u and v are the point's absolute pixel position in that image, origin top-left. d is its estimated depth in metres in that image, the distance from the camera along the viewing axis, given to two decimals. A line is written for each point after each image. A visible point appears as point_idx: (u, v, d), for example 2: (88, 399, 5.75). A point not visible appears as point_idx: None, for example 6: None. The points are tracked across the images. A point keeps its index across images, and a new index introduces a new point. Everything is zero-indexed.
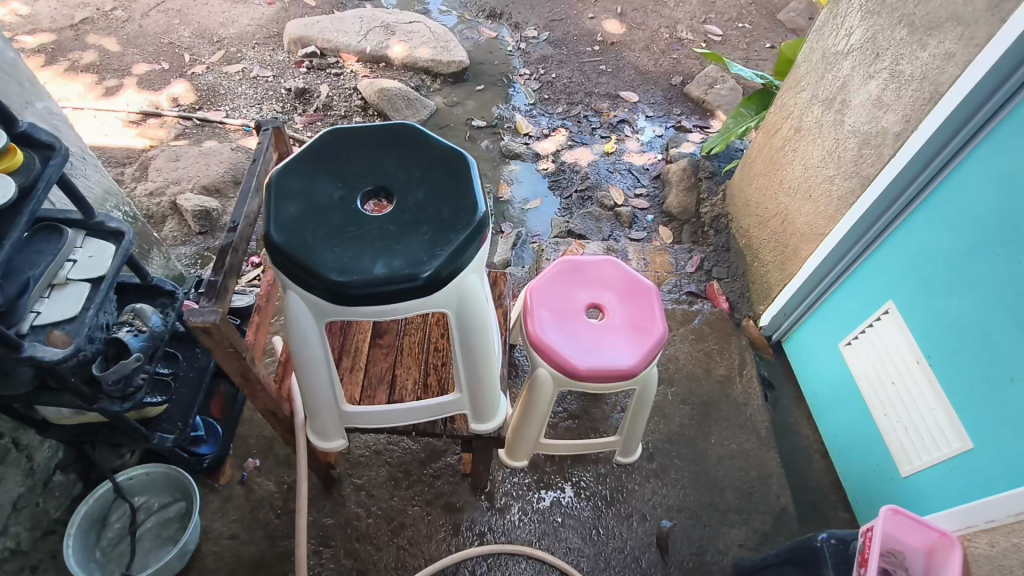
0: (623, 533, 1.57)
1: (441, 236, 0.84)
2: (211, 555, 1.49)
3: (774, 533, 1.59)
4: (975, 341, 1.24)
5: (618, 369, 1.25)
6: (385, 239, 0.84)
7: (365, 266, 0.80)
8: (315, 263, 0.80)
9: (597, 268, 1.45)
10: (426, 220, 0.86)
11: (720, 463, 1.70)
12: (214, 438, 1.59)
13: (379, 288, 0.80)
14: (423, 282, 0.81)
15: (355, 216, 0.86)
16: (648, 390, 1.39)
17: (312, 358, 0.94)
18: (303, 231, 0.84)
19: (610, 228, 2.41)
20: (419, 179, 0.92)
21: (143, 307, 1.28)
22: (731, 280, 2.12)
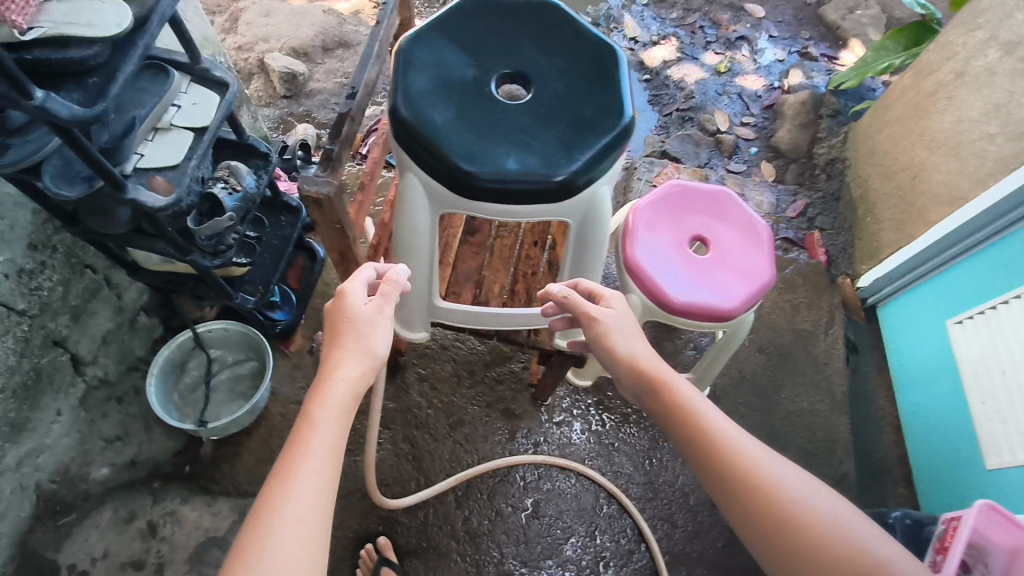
0: (676, 468, 1.56)
1: (581, 135, 0.76)
2: (278, 416, 1.56)
3: None
4: None
5: (713, 311, 1.18)
6: (521, 131, 0.76)
7: (499, 160, 0.74)
8: (445, 149, 0.73)
9: (708, 196, 1.32)
10: (565, 114, 0.78)
11: (788, 419, 1.64)
12: (289, 305, 1.61)
13: (512, 187, 0.73)
14: (557, 187, 0.73)
15: (489, 100, 0.78)
16: (738, 334, 1.31)
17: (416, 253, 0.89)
18: (433, 109, 0.76)
19: (709, 155, 2.25)
20: (560, 64, 0.82)
21: (238, 165, 1.24)
22: (835, 232, 1.95)
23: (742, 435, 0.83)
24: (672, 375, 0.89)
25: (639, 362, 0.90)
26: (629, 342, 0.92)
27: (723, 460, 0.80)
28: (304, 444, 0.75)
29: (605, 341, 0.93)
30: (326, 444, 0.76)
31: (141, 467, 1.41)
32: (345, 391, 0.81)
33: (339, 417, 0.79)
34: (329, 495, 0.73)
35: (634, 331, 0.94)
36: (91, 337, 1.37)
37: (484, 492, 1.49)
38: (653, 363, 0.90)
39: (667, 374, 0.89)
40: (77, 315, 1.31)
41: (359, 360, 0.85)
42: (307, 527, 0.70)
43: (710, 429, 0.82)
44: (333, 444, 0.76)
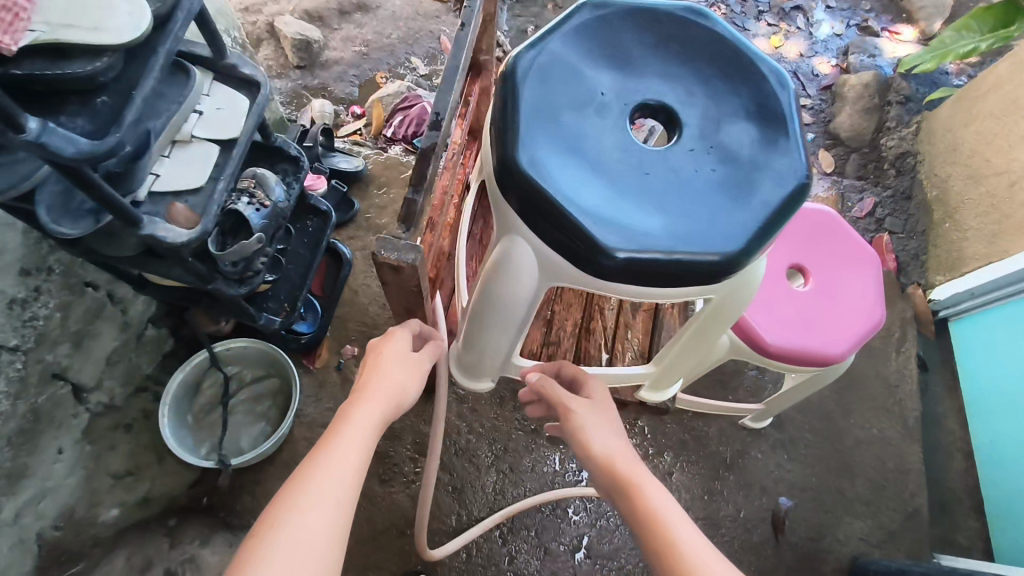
0: (738, 501, 1.45)
1: (740, 209, 0.67)
2: (304, 441, 1.41)
3: (900, 533, 1.47)
4: None
5: (815, 356, 1.02)
6: (668, 194, 0.67)
7: (644, 231, 0.64)
8: (583, 217, 0.63)
9: (804, 217, 1.14)
10: (720, 179, 0.69)
11: (856, 447, 1.53)
12: (314, 316, 1.45)
13: (657, 266, 0.63)
14: (710, 271, 0.64)
15: (631, 155, 0.69)
16: (830, 374, 1.16)
17: (511, 319, 0.77)
18: (565, 165, 0.66)
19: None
20: (714, 119, 0.73)
21: (266, 174, 1.04)
22: (906, 236, 1.80)
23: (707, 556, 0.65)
24: (643, 475, 0.75)
25: (610, 459, 0.77)
26: (596, 436, 0.80)
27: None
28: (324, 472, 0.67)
29: (575, 433, 0.82)
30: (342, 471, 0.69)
31: (155, 503, 1.27)
32: (366, 428, 0.75)
33: (361, 452, 0.72)
34: (351, 494, 0.67)
35: (605, 422, 0.83)
36: (95, 361, 1.20)
37: (532, 528, 1.37)
38: (623, 459, 0.77)
39: (639, 474, 0.75)
40: (79, 340, 1.14)
41: (384, 400, 0.80)
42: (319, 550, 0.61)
43: (675, 548, 0.65)
44: (350, 471, 0.69)
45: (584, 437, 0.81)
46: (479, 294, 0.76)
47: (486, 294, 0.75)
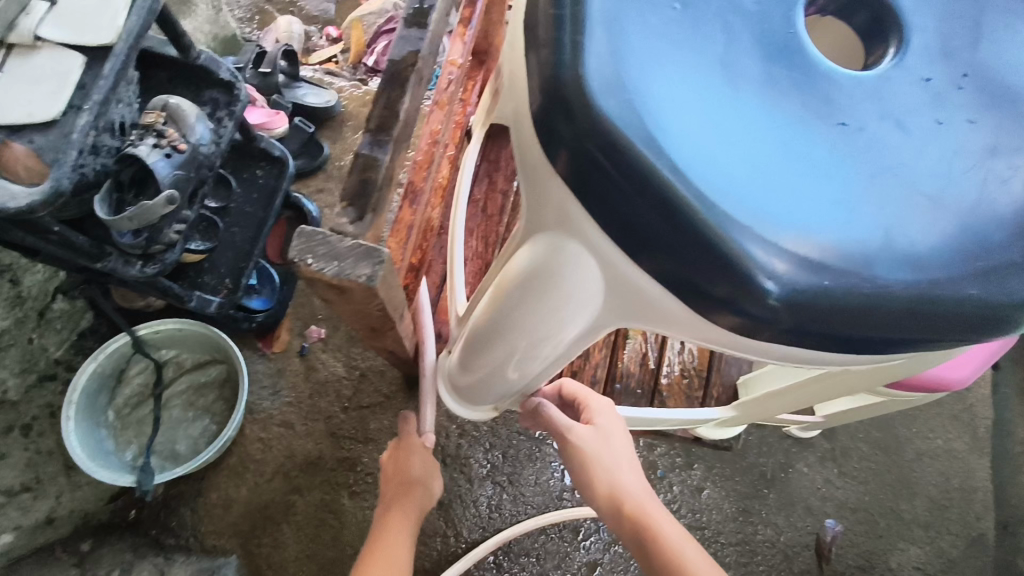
0: (778, 523, 1.21)
1: (1004, 209, 0.36)
2: (256, 442, 1.14)
3: (963, 562, 1.24)
4: None
5: (932, 379, 0.75)
6: (877, 161, 0.36)
7: (827, 237, 0.33)
8: (705, 207, 0.33)
9: None
10: (975, 141, 0.37)
11: (918, 460, 1.29)
12: (270, 289, 1.16)
13: (838, 314, 0.34)
14: (932, 327, 0.35)
15: (809, 76, 0.37)
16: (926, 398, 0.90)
17: (545, 355, 0.49)
18: (679, 94, 0.35)
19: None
20: (951, 23, 0.40)
21: (182, 103, 0.74)
22: None
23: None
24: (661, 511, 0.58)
25: (620, 492, 0.60)
26: (603, 470, 0.61)
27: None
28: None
29: (580, 467, 0.63)
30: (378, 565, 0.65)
31: (60, 525, 1.01)
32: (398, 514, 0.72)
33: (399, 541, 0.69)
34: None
35: (614, 451, 0.63)
36: None
37: (532, 554, 1.13)
38: (640, 494, 0.60)
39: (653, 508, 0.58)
40: None
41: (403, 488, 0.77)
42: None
43: None
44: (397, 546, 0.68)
45: (589, 471, 0.62)
46: (496, 309, 0.48)
47: (512, 314, 0.47)
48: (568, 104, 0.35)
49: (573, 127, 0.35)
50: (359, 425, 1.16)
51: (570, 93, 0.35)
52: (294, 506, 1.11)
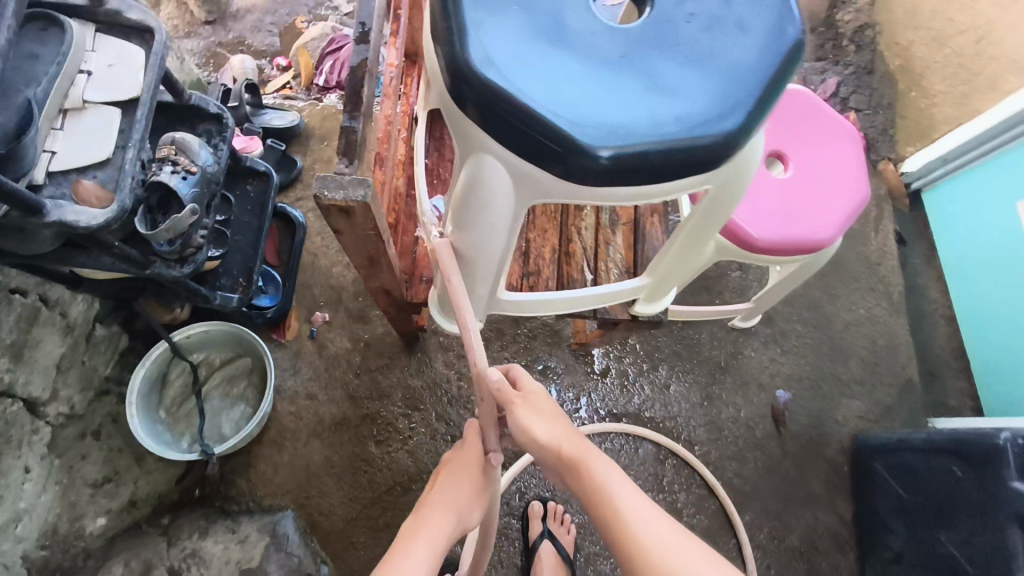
0: (737, 402, 1.44)
1: (737, 77, 0.56)
2: (289, 416, 1.34)
3: (897, 406, 1.47)
4: None
5: (806, 244, 0.98)
6: (653, 70, 0.56)
7: (626, 121, 0.54)
8: (552, 115, 0.53)
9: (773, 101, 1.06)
10: (715, 42, 0.58)
11: (845, 330, 1.52)
12: (275, 287, 1.36)
13: (643, 163, 0.55)
14: (707, 156, 0.56)
15: (605, 29, 0.57)
16: (815, 265, 1.14)
17: (493, 247, 0.69)
18: (522, 53, 0.55)
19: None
20: None
21: (187, 137, 0.94)
22: (872, 112, 1.74)
23: (680, 551, 0.64)
24: (594, 456, 0.70)
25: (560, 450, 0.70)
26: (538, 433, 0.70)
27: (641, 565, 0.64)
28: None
29: (525, 432, 0.71)
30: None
31: (142, 505, 1.21)
32: (427, 540, 0.71)
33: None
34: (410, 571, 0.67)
35: (548, 414, 0.72)
36: (43, 370, 1.10)
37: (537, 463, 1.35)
38: (577, 447, 0.70)
39: (589, 461, 0.69)
40: (18, 352, 1.04)
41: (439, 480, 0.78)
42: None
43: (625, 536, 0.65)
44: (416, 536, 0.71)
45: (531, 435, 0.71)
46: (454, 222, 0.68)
47: (464, 219, 0.67)
48: (467, 76, 0.55)
49: (467, 85, 0.55)
50: (372, 384, 1.37)
51: (464, 66, 0.55)
52: (332, 459, 1.32)
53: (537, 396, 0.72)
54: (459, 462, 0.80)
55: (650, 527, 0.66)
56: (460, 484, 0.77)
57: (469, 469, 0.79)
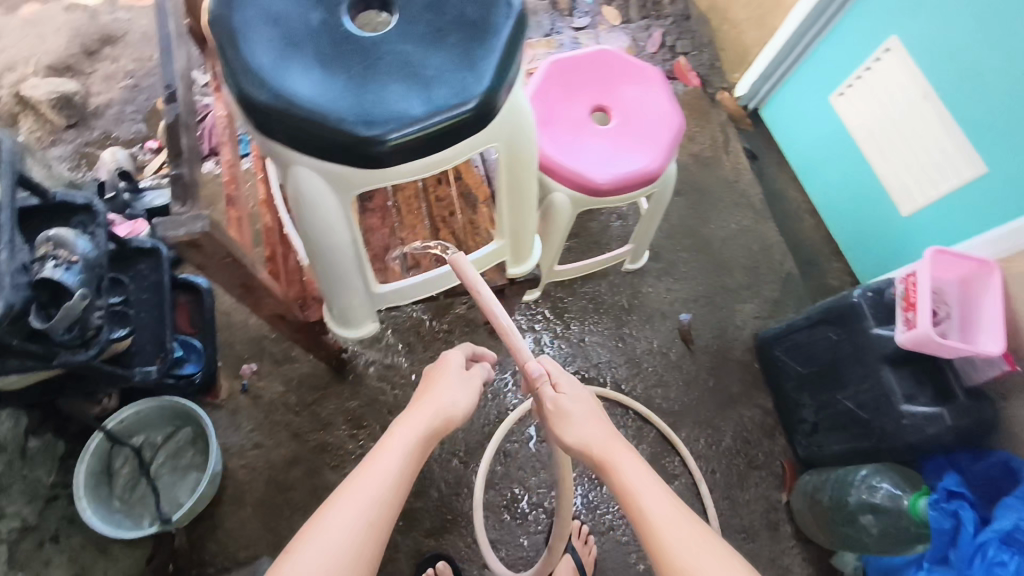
0: (648, 335, 1.58)
1: (484, 45, 0.65)
2: (241, 469, 1.39)
3: (784, 298, 1.64)
4: (998, 72, 1.21)
5: (644, 175, 1.14)
6: (409, 60, 0.64)
7: (398, 108, 0.62)
8: (333, 121, 0.60)
9: (572, 67, 1.22)
10: (459, 24, 0.66)
11: (724, 246, 1.68)
12: (196, 354, 1.40)
13: (426, 140, 0.63)
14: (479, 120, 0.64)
15: (360, 35, 0.65)
16: (665, 194, 1.29)
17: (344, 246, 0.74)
18: (292, 74, 0.61)
19: (550, 23, 2.09)
20: None
21: (61, 231, 0.99)
22: (698, 52, 1.94)
23: (692, 540, 0.68)
24: (619, 450, 0.78)
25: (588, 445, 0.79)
26: (576, 429, 0.80)
27: (654, 541, 0.69)
28: (353, 479, 0.72)
29: (560, 421, 0.82)
30: (373, 478, 0.72)
31: None
32: (410, 437, 0.78)
33: (403, 466, 0.75)
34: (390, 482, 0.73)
35: (588, 415, 0.82)
36: None
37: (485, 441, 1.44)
38: (605, 441, 0.79)
39: (617, 453, 0.77)
40: None
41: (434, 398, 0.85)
42: (337, 546, 0.66)
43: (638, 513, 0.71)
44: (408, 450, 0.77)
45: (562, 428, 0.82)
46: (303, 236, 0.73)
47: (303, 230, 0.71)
48: None
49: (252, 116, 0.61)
50: (313, 416, 1.44)
51: (243, 98, 0.61)
52: (294, 497, 1.38)
53: (574, 394, 0.83)
54: (438, 376, 0.88)
55: (658, 505, 0.71)
56: (442, 392, 0.85)
57: (449, 382, 0.87)
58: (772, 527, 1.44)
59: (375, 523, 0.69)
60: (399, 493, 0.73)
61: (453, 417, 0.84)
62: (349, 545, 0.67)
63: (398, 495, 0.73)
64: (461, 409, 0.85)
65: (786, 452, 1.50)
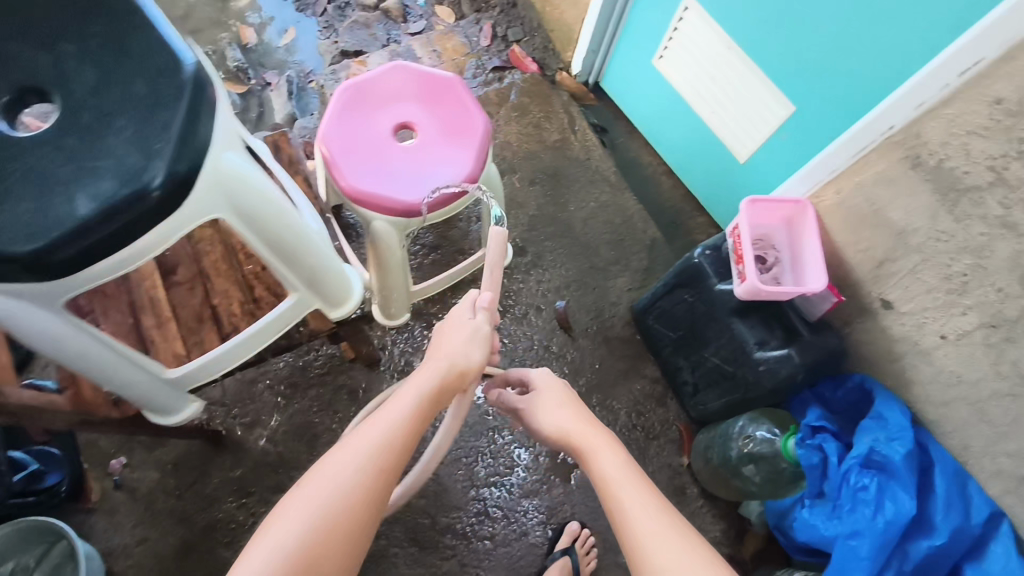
0: (526, 331, 1.58)
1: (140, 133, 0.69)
2: (130, 569, 1.32)
3: (652, 266, 1.67)
4: (783, 15, 1.24)
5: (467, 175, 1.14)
6: (67, 165, 0.68)
7: (58, 213, 0.66)
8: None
9: (350, 110, 1.17)
10: (115, 117, 0.70)
11: (586, 226, 1.69)
12: (56, 464, 1.30)
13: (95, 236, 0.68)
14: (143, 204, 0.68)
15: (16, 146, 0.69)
16: (496, 196, 1.29)
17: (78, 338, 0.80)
18: None
19: (385, 31, 2.17)
20: (80, 67, 0.71)
21: None
22: (530, 37, 1.93)
23: (661, 522, 0.76)
24: (600, 445, 0.87)
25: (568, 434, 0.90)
26: (557, 419, 0.92)
27: (621, 518, 0.78)
28: (363, 433, 0.75)
29: (542, 414, 0.95)
30: (383, 428, 0.76)
31: None
32: (426, 376, 0.83)
33: (409, 420, 0.79)
34: (402, 431, 0.77)
35: (562, 405, 0.94)
36: None
37: None
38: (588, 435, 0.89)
39: (600, 448, 0.86)
40: None
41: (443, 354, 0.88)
42: (348, 477, 0.71)
43: (609, 495, 0.80)
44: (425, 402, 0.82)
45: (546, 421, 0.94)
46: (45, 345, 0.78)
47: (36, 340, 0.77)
48: None
49: None
50: (198, 494, 1.38)
51: None
52: None
53: (546, 388, 0.97)
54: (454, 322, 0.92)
55: (636, 496, 0.79)
56: (458, 341, 0.89)
57: (460, 329, 0.91)
58: (678, 493, 1.47)
59: (378, 479, 0.73)
60: (398, 450, 0.76)
61: (468, 366, 0.88)
62: (353, 495, 0.70)
63: (394, 453, 0.75)
64: (475, 362, 0.89)
65: (679, 416, 1.54)
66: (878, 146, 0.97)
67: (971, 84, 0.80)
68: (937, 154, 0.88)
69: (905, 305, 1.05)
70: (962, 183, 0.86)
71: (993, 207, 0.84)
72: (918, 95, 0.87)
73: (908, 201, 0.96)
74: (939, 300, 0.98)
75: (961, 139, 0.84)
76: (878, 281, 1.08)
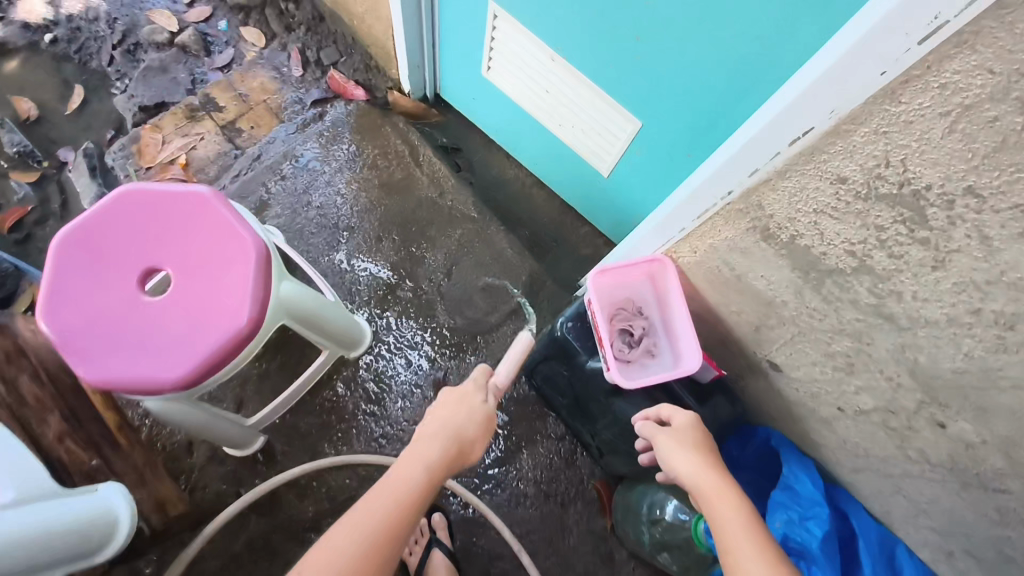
0: (407, 418, 1.37)
1: None
2: None
3: (536, 304, 1.46)
4: (595, 20, 0.99)
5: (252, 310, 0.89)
6: None
7: None
8: None
9: (73, 275, 0.88)
10: None
11: (453, 276, 1.46)
12: None
13: None
14: None
15: None
16: (309, 307, 1.06)
17: None
18: None
19: (187, 70, 1.82)
20: None
21: None
22: (348, 56, 1.64)
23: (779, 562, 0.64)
24: (717, 482, 0.75)
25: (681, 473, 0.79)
26: (678, 461, 0.80)
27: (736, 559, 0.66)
28: (369, 504, 0.76)
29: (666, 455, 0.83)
30: (386, 495, 0.78)
31: None
32: (428, 456, 0.85)
33: (415, 498, 0.80)
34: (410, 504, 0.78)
35: (685, 449, 0.82)
36: None
37: None
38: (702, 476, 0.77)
39: (715, 485, 0.75)
40: None
41: (446, 431, 0.90)
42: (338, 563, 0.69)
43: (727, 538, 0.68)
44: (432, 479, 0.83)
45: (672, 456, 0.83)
46: None
47: None
48: None
49: None
50: None
51: None
52: None
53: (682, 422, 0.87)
54: (445, 401, 0.97)
55: (763, 551, 0.65)
56: (448, 414, 0.94)
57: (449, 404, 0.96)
58: (607, 560, 1.32)
59: (382, 559, 0.72)
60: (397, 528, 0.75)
61: (466, 436, 0.92)
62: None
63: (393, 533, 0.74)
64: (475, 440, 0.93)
65: (594, 472, 1.38)
66: (722, 210, 0.76)
67: (805, 157, 0.59)
68: (786, 229, 0.67)
69: (794, 370, 0.88)
70: (822, 264, 0.66)
71: (862, 294, 0.65)
72: (750, 160, 0.66)
73: (769, 271, 0.76)
74: (827, 373, 0.81)
75: (810, 217, 0.63)
76: (760, 342, 0.90)
